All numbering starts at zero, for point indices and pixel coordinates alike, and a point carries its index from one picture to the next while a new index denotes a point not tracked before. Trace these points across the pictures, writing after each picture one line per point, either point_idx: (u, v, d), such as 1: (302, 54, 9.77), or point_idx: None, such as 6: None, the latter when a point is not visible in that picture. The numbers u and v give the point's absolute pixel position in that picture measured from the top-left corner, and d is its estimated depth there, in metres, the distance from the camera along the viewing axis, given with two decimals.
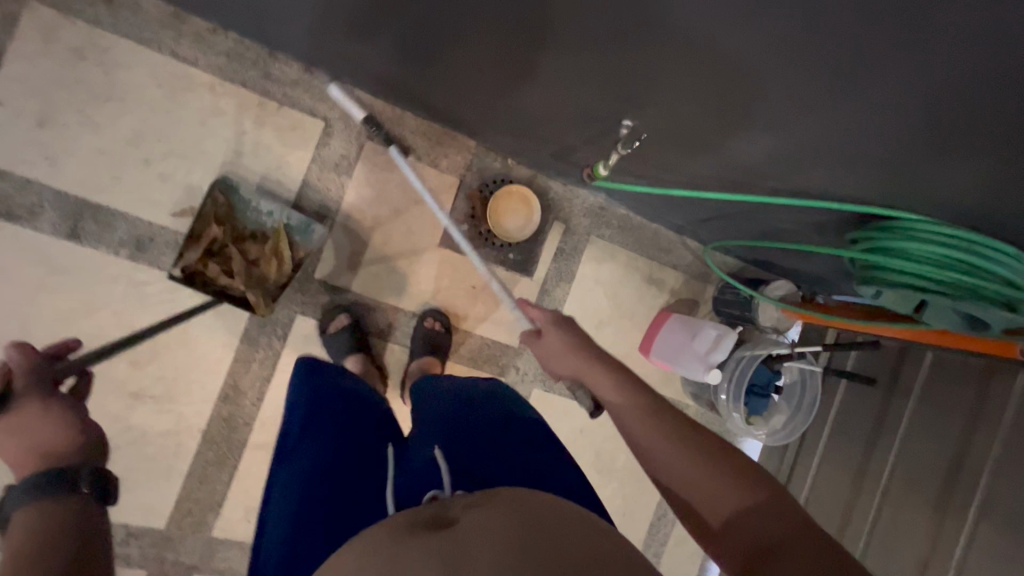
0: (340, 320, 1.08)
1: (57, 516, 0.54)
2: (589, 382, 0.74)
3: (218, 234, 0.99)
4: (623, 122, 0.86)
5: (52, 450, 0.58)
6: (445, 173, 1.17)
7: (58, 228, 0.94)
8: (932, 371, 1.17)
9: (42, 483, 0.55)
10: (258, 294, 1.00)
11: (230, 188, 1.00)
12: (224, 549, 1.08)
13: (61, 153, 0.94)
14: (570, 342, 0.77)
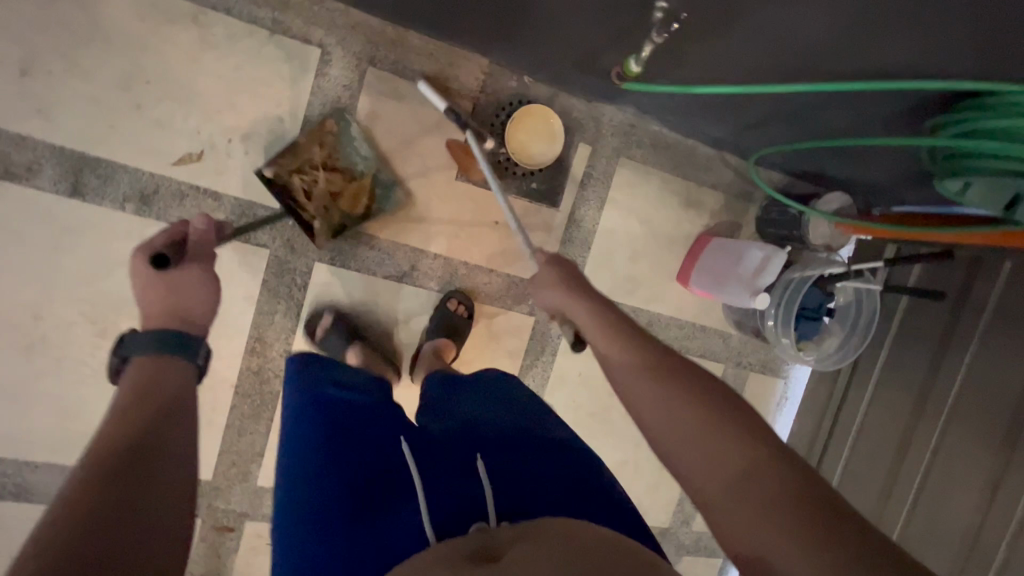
0: (323, 321, 1.05)
1: (176, 376, 0.64)
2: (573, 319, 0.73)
3: (314, 155, 0.98)
4: (657, 4, 0.73)
5: (188, 318, 0.70)
6: (457, 98, 1.07)
7: (60, 185, 0.90)
8: (1010, 281, 1.05)
9: (173, 345, 0.67)
10: (321, 224, 0.99)
11: (344, 122, 1.00)
12: (271, 497, 1.10)
13: (51, 104, 0.88)
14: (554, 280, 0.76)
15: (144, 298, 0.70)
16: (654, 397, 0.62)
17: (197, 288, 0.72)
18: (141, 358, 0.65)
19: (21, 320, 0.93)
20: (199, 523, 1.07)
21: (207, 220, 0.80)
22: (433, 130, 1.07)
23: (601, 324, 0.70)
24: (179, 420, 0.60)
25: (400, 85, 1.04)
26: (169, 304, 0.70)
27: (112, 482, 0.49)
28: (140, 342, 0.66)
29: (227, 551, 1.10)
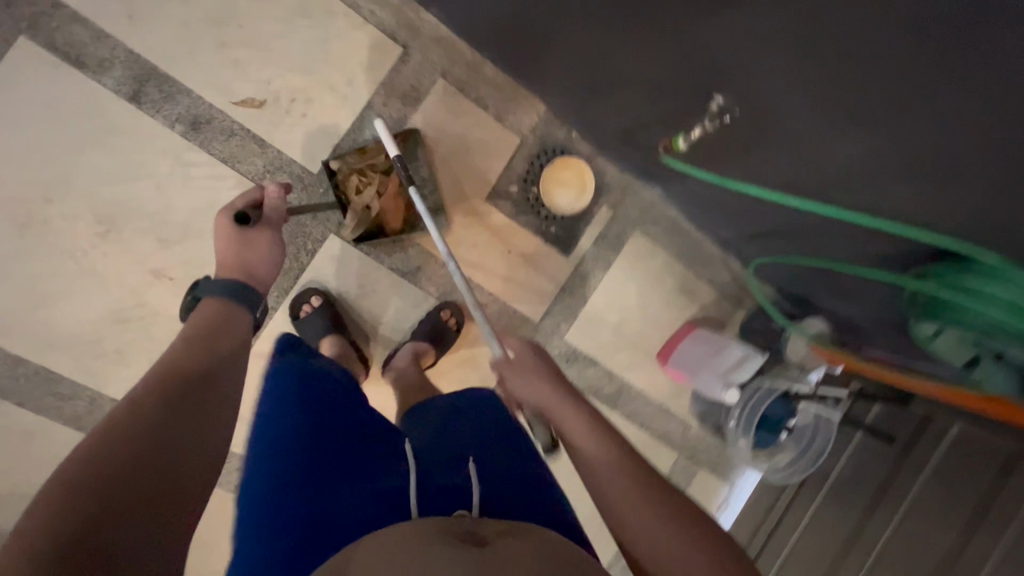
0: (311, 302, 1.07)
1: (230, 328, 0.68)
2: (562, 419, 0.69)
3: (377, 159, 1.03)
4: (714, 97, 0.83)
5: (256, 274, 0.76)
6: (508, 130, 1.15)
7: (122, 87, 0.93)
8: (953, 446, 1.13)
9: (241, 295, 0.72)
10: (357, 221, 1.04)
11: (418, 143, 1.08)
12: None
13: (144, 14, 0.93)
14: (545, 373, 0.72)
15: (222, 248, 0.76)
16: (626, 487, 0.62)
17: (268, 248, 0.79)
18: (212, 298, 0.70)
19: (31, 197, 0.92)
20: None
21: (277, 187, 0.84)
22: (478, 152, 1.14)
23: (581, 412, 0.69)
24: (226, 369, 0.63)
25: (462, 102, 1.11)
26: (242, 258, 0.75)
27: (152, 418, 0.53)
28: (213, 284, 0.72)
29: None
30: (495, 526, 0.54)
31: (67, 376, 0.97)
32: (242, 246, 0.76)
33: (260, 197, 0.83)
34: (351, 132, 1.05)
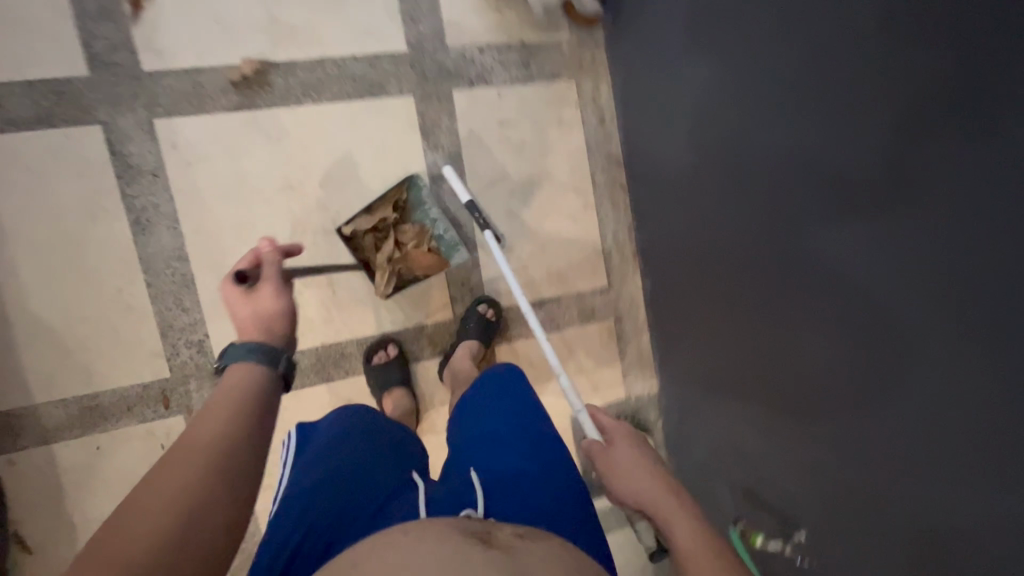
0: (385, 349, 1.16)
1: (252, 376, 0.68)
2: (632, 484, 0.76)
3: (384, 216, 1.07)
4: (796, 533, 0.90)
5: (272, 330, 0.75)
6: (624, 386, 1.33)
7: (434, 166, 1.15)
8: None
9: (252, 351, 0.70)
10: (383, 276, 1.07)
11: (415, 185, 1.08)
12: None
13: (486, 143, 1.18)
14: (639, 460, 0.79)
15: (239, 316, 0.76)
16: (710, 568, 0.62)
17: (281, 307, 0.77)
18: (238, 363, 0.70)
19: (311, 172, 1.08)
20: (163, 377, 1.05)
21: (268, 244, 0.81)
22: (592, 381, 1.31)
23: (653, 479, 0.75)
24: (219, 418, 0.62)
25: (611, 344, 1.31)
26: (258, 319, 0.75)
27: (150, 492, 0.54)
28: (235, 352, 0.71)
29: (140, 413, 1.04)
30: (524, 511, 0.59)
31: (198, 293, 1.04)
32: (256, 311, 0.75)
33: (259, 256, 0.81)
34: (531, 303, 1.25)
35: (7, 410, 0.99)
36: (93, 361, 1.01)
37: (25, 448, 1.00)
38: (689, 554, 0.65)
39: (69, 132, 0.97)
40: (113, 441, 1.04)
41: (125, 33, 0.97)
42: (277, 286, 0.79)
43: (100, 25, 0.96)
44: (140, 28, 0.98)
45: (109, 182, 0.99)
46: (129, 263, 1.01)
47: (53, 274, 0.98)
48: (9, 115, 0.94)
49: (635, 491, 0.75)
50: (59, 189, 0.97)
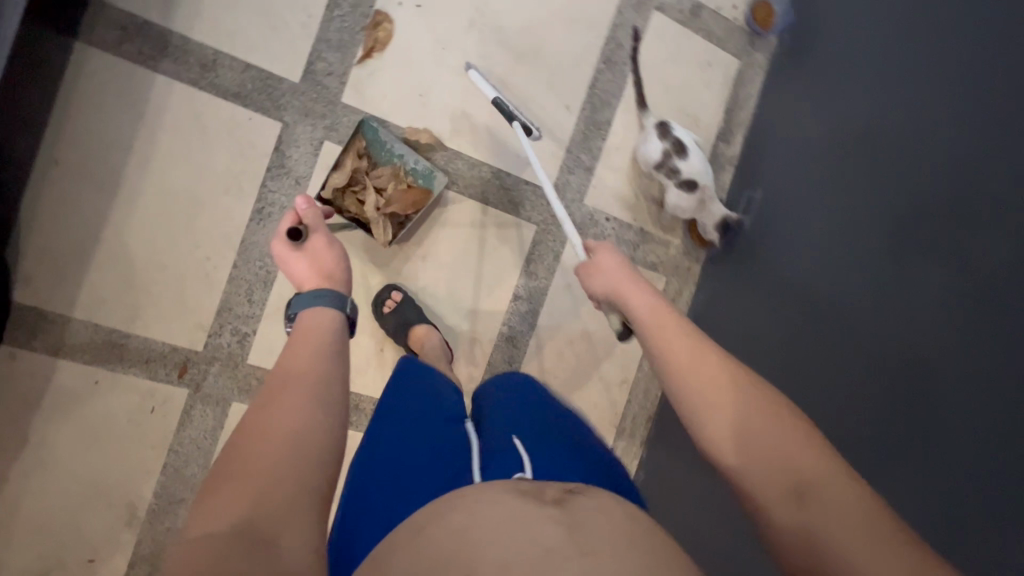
0: (392, 296, 1.13)
1: (319, 320, 0.77)
2: (630, 300, 0.78)
3: (354, 168, 1.06)
4: None
5: (335, 278, 0.83)
6: None
7: (521, 287, 1.24)
8: None
9: (319, 298, 0.79)
10: (377, 228, 1.08)
11: (370, 128, 1.06)
12: (212, 412, 1.08)
13: (572, 292, 1.27)
14: (624, 267, 0.82)
15: (297, 269, 0.83)
16: (741, 412, 0.64)
17: (334, 254, 0.85)
18: (309, 311, 0.78)
19: (422, 243, 1.17)
20: (193, 348, 1.06)
21: (305, 201, 0.87)
22: None
23: (649, 293, 0.78)
24: (308, 356, 0.70)
25: None
26: (322, 268, 0.83)
27: (257, 424, 0.61)
28: (303, 302, 0.79)
29: (153, 369, 1.05)
30: (565, 484, 0.60)
31: (269, 293, 1.08)
32: (313, 263, 0.83)
33: (302, 214, 0.87)
34: None
35: (40, 312, 0.99)
36: (145, 306, 1.03)
37: (30, 354, 0.99)
38: (688, 360, 0.69)
39: (253, 117, 1.05)
40: (113, 383, 1.03)
41: (344, 68, 1.09)
42: (325, 238, 0.86)
43: (329, 51, 1.08)
44: (358, 70, 1.09)
45: (258, 170, 1.06)
46: (230, 241, 1.06)
47: (162, 218, 1.02)
48: (215, 79, 1.03)
49: (628, 302, 0.78)
50: (213, 154, 1.04)
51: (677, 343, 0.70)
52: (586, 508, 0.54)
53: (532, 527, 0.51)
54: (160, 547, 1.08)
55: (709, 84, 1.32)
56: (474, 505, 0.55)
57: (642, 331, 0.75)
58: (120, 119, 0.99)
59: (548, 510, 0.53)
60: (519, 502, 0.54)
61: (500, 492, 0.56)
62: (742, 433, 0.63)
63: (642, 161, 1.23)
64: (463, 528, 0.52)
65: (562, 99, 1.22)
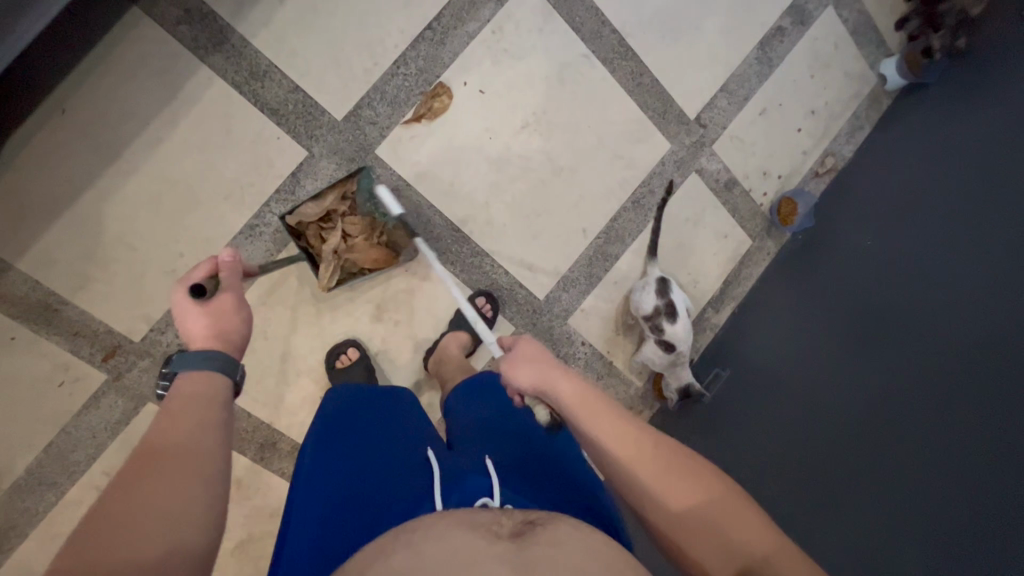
0: (348, 352, 1.12)
1: (203, 385, 0.66)
2: (554, 393, 0.74)
3: (333, 206, 1.04)
4: None
5: (232, 337, 0.73)
6: None
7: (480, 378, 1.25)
8: None
9: (206, 359, 0.67)
10: (328, 269, 1.05)
11: (366, 177, 1.04)
12: (122, 405, 1.02)
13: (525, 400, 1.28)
14: (542, 353, 0.79)
15: (191, 322, 0.71)
16: (662, 482, 0.63)
17: (240, 318, 0.74)
18: (190, 375, 0.66)
19: (398, 307, 1.17)
20: (129, 336, 1.01)
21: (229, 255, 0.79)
22: None
23: (573, 377, 0.75)
24: (190, 432, 0.58)
25: None
26: (225, 324, 0.72)
27: (103, 516, 0.47)
28: (187, 364, 0.67)
29: (77, 344, 0.98)
30: (528, 516, 0.53)
31: None
32: (214, 319, 0.72)
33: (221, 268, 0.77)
34: None
35: None
36: (95, 280, 0.98)
37: None
38: (615, 452, 0.66)
39: (281, 137, 1.03)
40: (29, 345, 0.96)
41: (388, 123, 1.08)
42: (236, 294, 0.76)
43: (380, 102, 1.07)
44: (401, 129, 1.09)
45: (267, 188, 1.04)
46: (211, 245, 1.02)
47: (150, 201, 0.98)
48: (258, 89, 1.00)
49: (553, 396, 0.74)
50: (228, 159, 1.01)
51: (571, 383, 0.73)
52: (540, 542, 0.46)
53: (476, 569, 0.43)
54: (12, 525, 1.00)
55: (718, 254, 1.38)
56: (415, 542, 0.47)
57: (554, 399, 0.74)
58: (149, 94, 0.95)
59: (495, 547, 0.45)
60: (467, 537, 0.47)
61: (455, 527, 0.48)
62: (678, 508, 0.61)
63: (633, 307, 1.25)
64: (406, 570, 0.44)
65: (582, 222, 1.24)
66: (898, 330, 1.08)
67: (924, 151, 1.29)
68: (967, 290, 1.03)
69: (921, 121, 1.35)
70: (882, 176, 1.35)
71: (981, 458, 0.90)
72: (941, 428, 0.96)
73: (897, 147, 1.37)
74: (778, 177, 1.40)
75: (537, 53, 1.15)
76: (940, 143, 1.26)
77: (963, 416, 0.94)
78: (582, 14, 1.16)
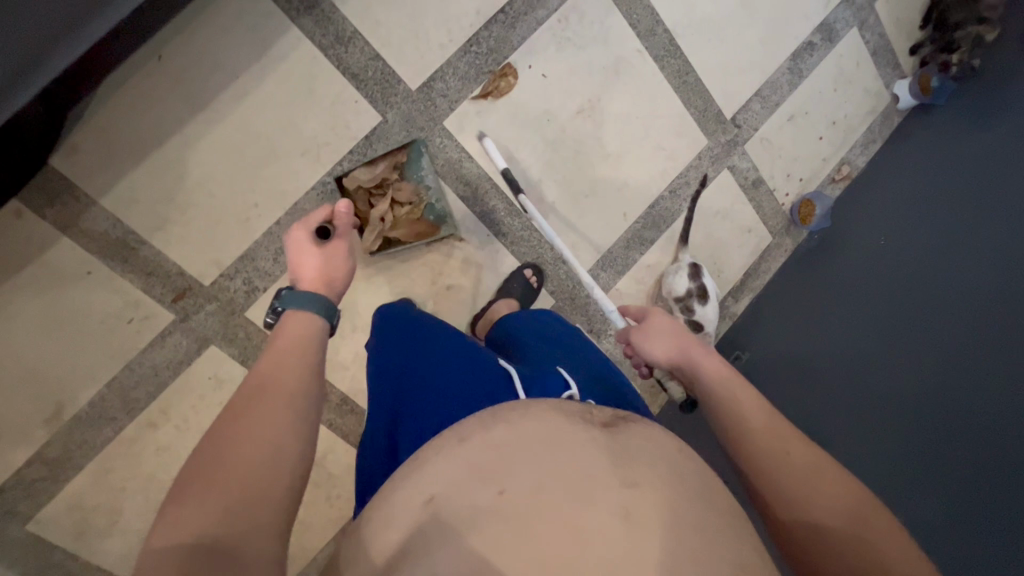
0: None
1: (304, 317, 0.66)
2: (687, 363, 0.76)
3: (385, 174, 1.08)
4: None
5: (336, 284, 0.73)
6: None
7: None
8: None
9: (313, 297, 0.67)
10: (371, 232, 1.10)
11: (417, 151, 1.09)
12: (185, 347, 1.06)
13: None
14: (676, 328, 0.80)
15: (307, 261, 0.73)
16: (767, 457, 0.62)
17: (347, 269, 0.74)
18: (298, 305, 0.67)
19: (450, 272, 1.23)
20: (199, 280, 1.05)
21: (347, 206, 0.78)
22: None
23: (710, 355, 0.75)
24: (285, 366, 0.58)
25: None
26: (332, 271, 0.73)
27: (214, 447, 0.50)
28: (298, 296, 0.68)
29: (150, 283, 1.02)
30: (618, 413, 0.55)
31: None
32: (326, 263, 0.73)
33: (336, 218, 0.78)
34: None
35: (70, 186, 0.95)
36: (172, 223, 1.02)
37: (36, 221, 0.95)
38: (732, 420, 0.67)
39: (359, 100, 1.08)
40: (105, 280, 1.00)
41: (458, 97, 1.15)
42: (345, 245, 0.77)
43: (452, 77, 1.14)
44: (469, 104, 1.16)
45: (341, 148, 1.09)
46: (284, 198, 1.07)
47: (230, 151, 1.03)
48: (342, 53, 1.05)
49: (685, 366, 0.76)
50: (307, 117, 1.06)
51: (668, 342, 0.79)
52: (632, 437, 0.49)
53: (575, 454, 0.46)
54: (70, 456, 1.03)
55: (740, 246, 1.49)
56: (516, 418, 0.50)
57: (687, 370, 0.76)
58: (239, 49, 0.99)
59: (591, 433, 0.49)
60: (564, 426, 0.49)
61: (550, 413, 0.51)
62: (778, 480, 0.60)
63: (664, 288, 1.33)
64: (505, 444, 0.47)
65: (623, 206, 1.33)
66: (902, 317, 1.20)
67: (932, 159, 1.41)
68: (971, 281, 1.13)
69: (931, 133, 1.47)
70: (892, 183, 1.47)
71: (969, 428, 1.03)
72: (947, 400, 1.07)
73: (909, 156, 1.48)
74: (799, 180, 1.52)
75: (597, 44, 1.23)
76: (946, 153, 1.38)
77: (955, 393, 1.07)
78: (640, 12, 1.25)
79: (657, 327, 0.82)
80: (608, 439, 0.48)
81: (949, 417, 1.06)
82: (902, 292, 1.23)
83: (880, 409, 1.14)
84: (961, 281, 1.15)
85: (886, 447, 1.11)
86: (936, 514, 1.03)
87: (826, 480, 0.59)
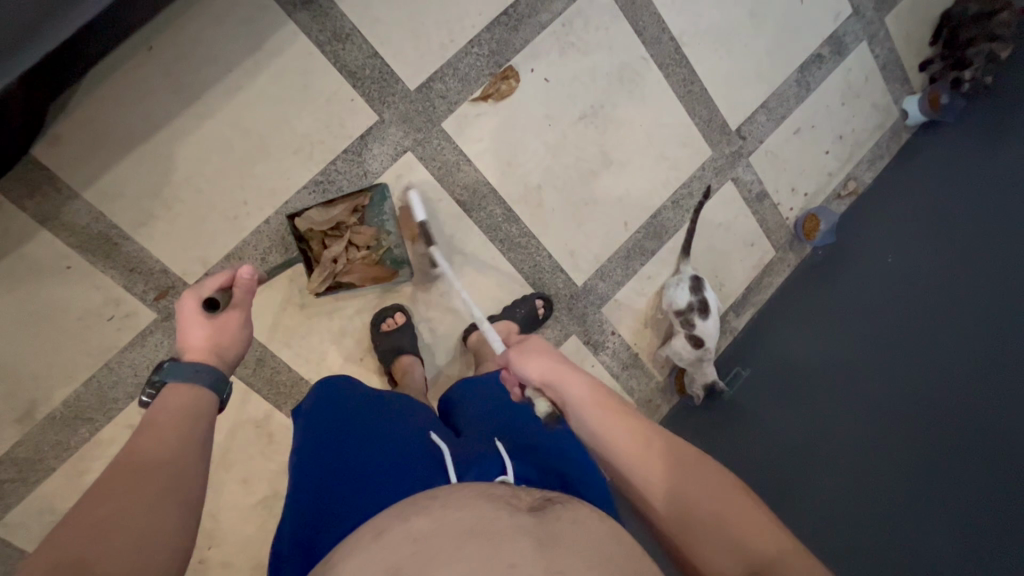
0: (394, 317, 1.14)
1: (186, 397, 0.63)
2: (564, 391, 0.70)
3: (342, 217, 1.04)
4: None
5: (227, 357, 0.70)
6: None
7: None
8: None
9: (197, 373, 0.65)
10: (320, 275, 1.05)
11: (379, 196, 1.06)
12: (165, 347, 1.02)
13: None
14: (548, 352, 0.75)
15: (195, 331, 0.69)
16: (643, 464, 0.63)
17: (240, 337, 0.72)
18: (178, 385, 0.64)
19: (444, 278, 1.19)
20: (182, 278, 1.01)
21: (249, 269, 0.74)
22: None
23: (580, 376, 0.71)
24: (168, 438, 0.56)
25: None
26: (224, 340, 0.70)
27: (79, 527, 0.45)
28: (180, 372, 0.65)
29: (132, 280, 0.98)
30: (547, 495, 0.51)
31: (285, 261, 1.06)
32: (214, 334, 0.70)
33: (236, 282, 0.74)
34: None
35: (52, 177, 0.92)
36: (156, 218, 0.98)
37: (16, 212, 0.92)
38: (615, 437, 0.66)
39: (354, 99, 1.05)
40: (84, 276, 0.96)
41: (457, 99, 1.12)
42: (240, 313, 0.73)
43: (452, 78, 1.11)
44: (468, 107, 1.13)
45: (334, 147, 1.06)
46: (274, 197, 1.04)
47: (219, 147, 1.00)
48: (338, 51, 1.03)
49: (562, 394, 0.70)
50: (301, 115, 1.03)
51: (541, 360, 0.73)
52: (563, 520, 0.45)
53: (500, 543, 0.41)
54: (40, 457, 0.99)
55: (741, 260, 1.46)
56: (439, 509, 0.46)
57: (562, 398, 0.70)
58: (233, 44, 0.97)
59: (519, 521, 0.44)
60: (490, 511, 0.45)
61: (480, 500, 0.47)
62: (654, 482, 0.62)
63: (665, 301, 1.30)
64: (425, 537, 0.43)
65: (624, 216, 1.29)
66: (908, 337, 1.16)
67: (941, 176, 1.38)
68: (982, 302, 1.10)
69: (940, 151, 1.44)
70: (899, 200, 1.44)
71: (981, 453, 0.99)
72: (955, 421, 1.04)
73: (917, 173, 1.45)
74: (804, 195, 1.49)
75: (601, 50, 1.20)
76: (955, 171, 1.35)
77: (963, 414, 1.03)
78: (646, 19, 1.23)
79: (533, 347, 0.76)
80: (536, 524, 0.44)
81: (958, 438, 1.02)
82: (909, 311, 1.19)
83: (887, 429, 1.09)
84: (971, 302, 1.11)
85: (892, 470, 1.06)
86: (950, 540, 0.98)
87: (682, 467, 0.63)
